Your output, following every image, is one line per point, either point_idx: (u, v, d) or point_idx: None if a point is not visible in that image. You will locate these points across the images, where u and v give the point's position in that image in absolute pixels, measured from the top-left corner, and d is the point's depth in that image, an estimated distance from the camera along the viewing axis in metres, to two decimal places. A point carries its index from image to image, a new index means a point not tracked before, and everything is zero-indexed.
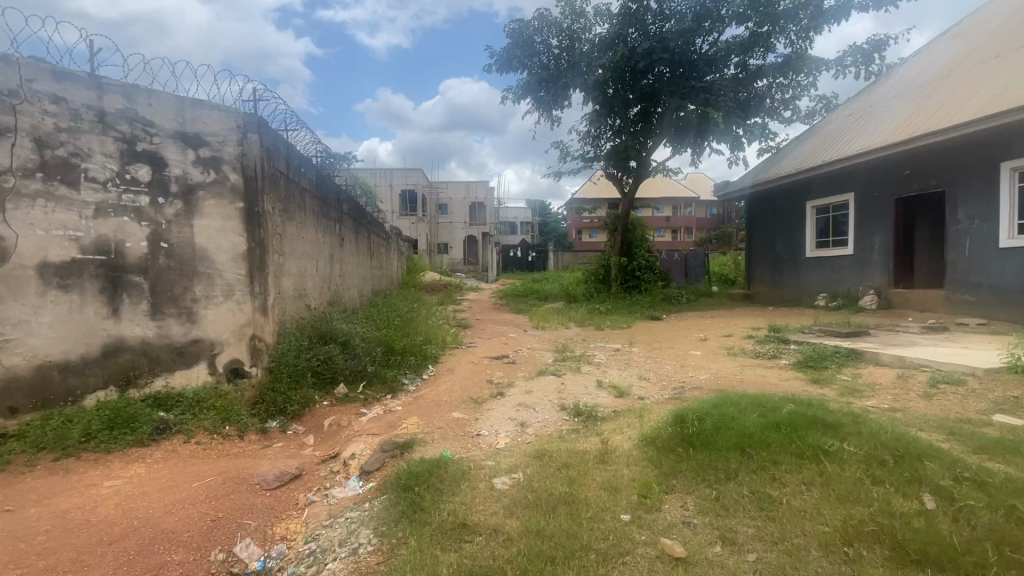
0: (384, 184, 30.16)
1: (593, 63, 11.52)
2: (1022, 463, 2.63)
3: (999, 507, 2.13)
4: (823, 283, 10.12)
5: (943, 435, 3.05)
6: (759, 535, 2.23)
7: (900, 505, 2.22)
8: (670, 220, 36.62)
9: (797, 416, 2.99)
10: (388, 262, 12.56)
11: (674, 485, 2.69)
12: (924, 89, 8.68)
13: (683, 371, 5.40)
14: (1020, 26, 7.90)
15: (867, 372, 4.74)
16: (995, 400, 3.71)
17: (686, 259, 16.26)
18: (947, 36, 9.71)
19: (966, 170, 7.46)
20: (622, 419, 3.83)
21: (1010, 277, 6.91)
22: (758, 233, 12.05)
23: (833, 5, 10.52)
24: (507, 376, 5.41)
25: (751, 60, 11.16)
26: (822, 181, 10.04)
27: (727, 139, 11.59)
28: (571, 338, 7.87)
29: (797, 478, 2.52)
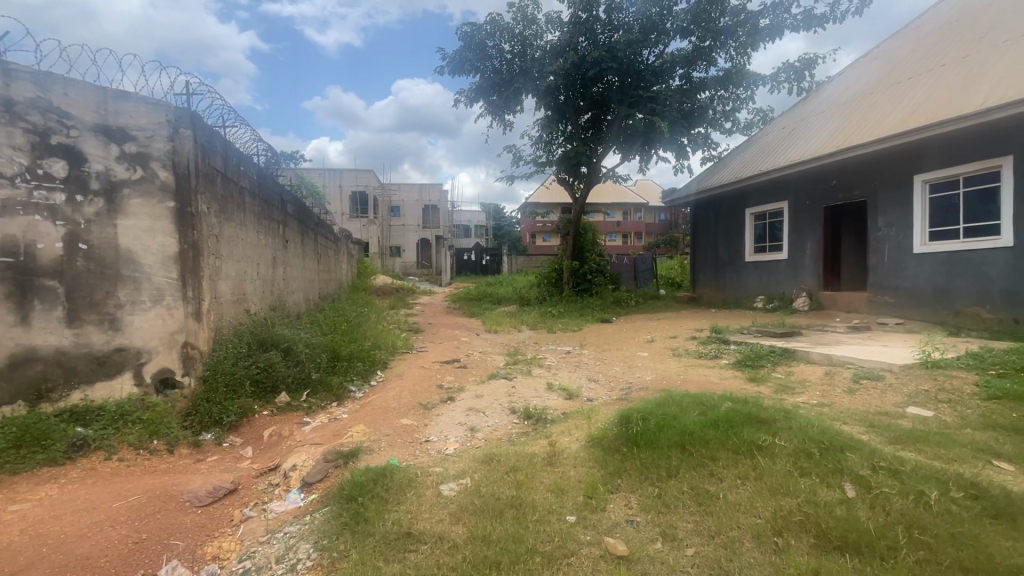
0: (333, 184, 29.42)
1: (544, 70, 11.69)
2: (931, 452, 2.86)
3: (909, 493, 2.30)
4: (761, 286, 10.68)
5: (864, 427, 3.28)
6: (698, 530, 2.32)
7: (824, 494, 2.36)
8: (621, 224, 37.66)
9: (734, 413, 3.13)
10: (336, 265, 12.22)
11: (618, 484, 2.75)
12: (848, 105, 9.37)
13: (630, 372, 5.54)
14: (927, 51, 8.70)
15: (799, 369, 5.03)
16: (910, 393, 4.03)
17: (635, 263, 16.78)
18: (866, 59, 10.55)
19: (885, 180, 8.07)
20: (571, 421, 3.88)
21: (923, 280, 7.54)
22: (702, 239, 12.58)
23: (768, 24, 11.15)
24: (457, 380, 5.36)
25: (694, 72, 11.65)
26: (760, 190, 10.61)
27: (673, 147, 12.04)
28: (523, 341, 7.93)
29: (732, 473, 2.63)
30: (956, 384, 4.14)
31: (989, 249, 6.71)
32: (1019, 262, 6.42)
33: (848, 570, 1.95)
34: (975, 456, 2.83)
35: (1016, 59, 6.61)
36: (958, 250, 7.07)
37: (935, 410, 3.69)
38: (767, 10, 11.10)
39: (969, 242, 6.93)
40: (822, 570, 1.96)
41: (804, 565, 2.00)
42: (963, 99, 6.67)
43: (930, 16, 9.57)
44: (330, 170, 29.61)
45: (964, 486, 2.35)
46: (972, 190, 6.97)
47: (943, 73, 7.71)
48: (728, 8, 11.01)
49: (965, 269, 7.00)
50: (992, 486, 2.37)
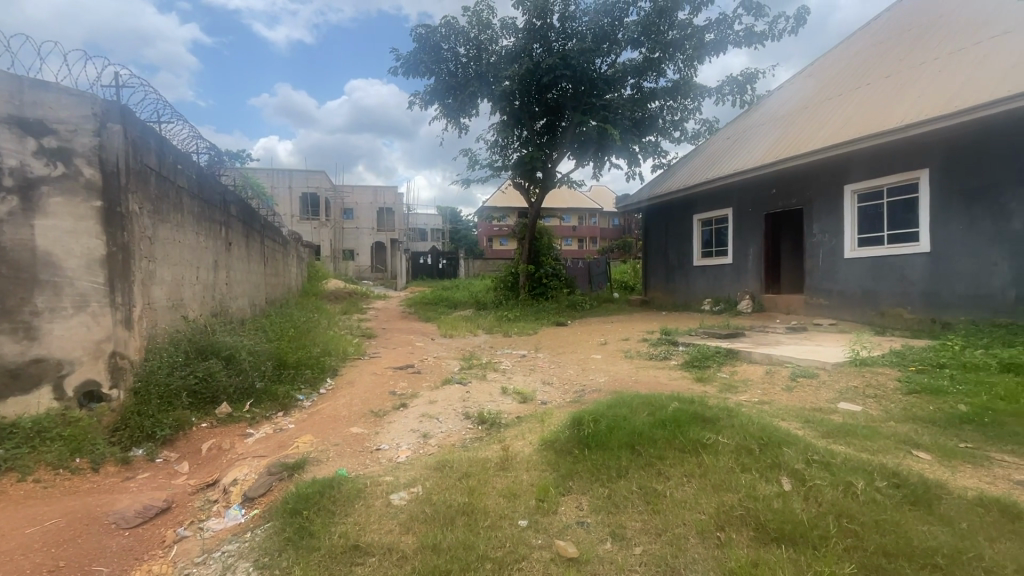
0: (282, 186, 28.44)
1: (499, 75, 11.76)
2: (859, 445, 3.05)
3: (840, 484, 2.44)
4: (708, 289, 11.12)
5: (800, 423, 3.47)
6: (645, 528, 2.37)
7: (762, 489, 2.47)
8: (576, 229, 38.31)
9: (680, 413, 3.22)
10: (285, 270, 11.78)
11: (570, 486, 2.77)
12: (787, 118, 9.91)
13: (584, 375, 5.62)
14: (856, 69, 9.34)
15: (742, 369, 5.26)
16: (840, 390, 4.30)
17: (589, 267, 17.15)
18: (802, 75, 11.23)
19: (818, 190, 8.60)
20: (525, 425, 3.88)
21: (854, 283, 8.06)
22: (653, 244, 12.98)
23: (713, 39, 11.67)
24: (411, 387, 5.26)
25: (645, 83, 12.01)
26: (706, 197, 11.05)
27: (625, 154, 12.36)
28: (479, 345, 7.90)
29: (679, 471, 2.70)
30: (881, 379, 4.45)
31: (910, 254, 7.27)
32: (936, 267, 6.98)
33: (784, 559, 2.05)
34: (897, 447, 3.05)
35: (931, 82, 7.21)
36: (883, 255, 7.61)
37: (863, 404, 3.95)
38: (711, 26, 11.62)
39: (892, 248, 7.49)
40: (760, 562, 2.05)
41: (744, 558, 2.08)
42: (886, 116, 7.21)
43: (857, 39, 10.31)
44: (279, 170, 28.55)
45: (887, 476, 2.52)
46: (894, 200, 7.54)
47: (869, 91, 8.30)
48: (675, 22, 11.45)
49: (890, 273, 7.54)
50: (911, 475, 2.55)
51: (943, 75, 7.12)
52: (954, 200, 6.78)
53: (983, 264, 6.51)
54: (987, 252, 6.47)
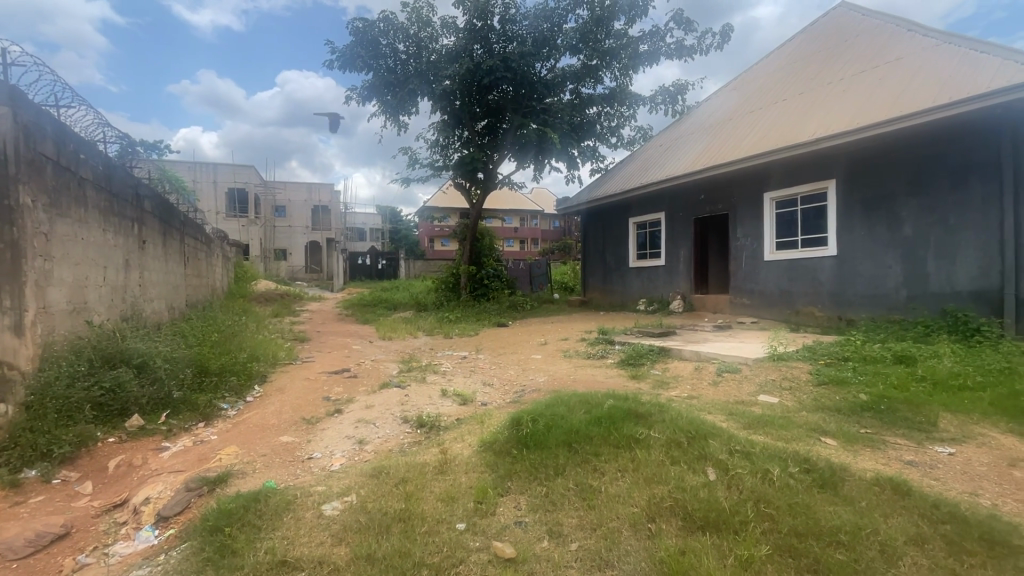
0: (206, 180, 26.64)
1: (439, 74, 11.67)
2: (774, 434, 3.29)
3: (759, 471, 2.62)
4: (642, 289, 11.58)
5: (725, 416, 3.69)
6: (581, 524, 2.42)
7: (690, 479, 2.59)
8: (518, 230, 38.67)
9: (615, 410, 3.33)
10: (209, 270, 11.02)
11: (509, 486, 2.78)
12: (714, 129, 10.51)
13: (524, 375, 5.67)
14: (773, 85, 10.08)
15: (673, 366, 5.52)
16: (760, 383, 4.61)
17: (530, 268, 17.39)
18: (727, 88, 11.97)
19: (740, 196, 9.17)
20: (464, 427, 3.86)
21: (772, 284, 8.68)
22: (591, 246, 13.34)
23: (647, 50, 12.16)
24: (346, 392, 5.08)
25: (583, 89, 12.33)
26: (641, 202, 11.49)
27: (564, 158, 12.62)
28: (418, 348, 7.76)
29: (613, 466, 2.79)
30: (795, 372, 4.83)
31: (820, 257, 7.93)
32: (841, 269, 7.66)
33: (708, 546, 2.16)
34: (807, 434, 3.32)
35: (837, 100, 7.90)
36: (797, 258, 8.26)
37: (780, 396, 4.26)
38: (645, 37, 12.10)
39: (805, 252, 8.15)
40: (687, 550, 2.15)
41: (673, 547, 2.18)
42: (798, 130, 7.83)
43: (774, 57, 11.11)
44: (202, 163, 26.68)
45: (799, 462, 2.73)
46: (807, 207, 8.21)
47: (784, 107, 8.98)
48: (612, 32, 11.83)
49: (803, 274, 8.19)
50: (819, 460, 2.78)
51: (846, 95, 7.84)
52: (856, 208, 7.48)
53: (880, 267, 7.22)
54: (884, 256, 7.19)
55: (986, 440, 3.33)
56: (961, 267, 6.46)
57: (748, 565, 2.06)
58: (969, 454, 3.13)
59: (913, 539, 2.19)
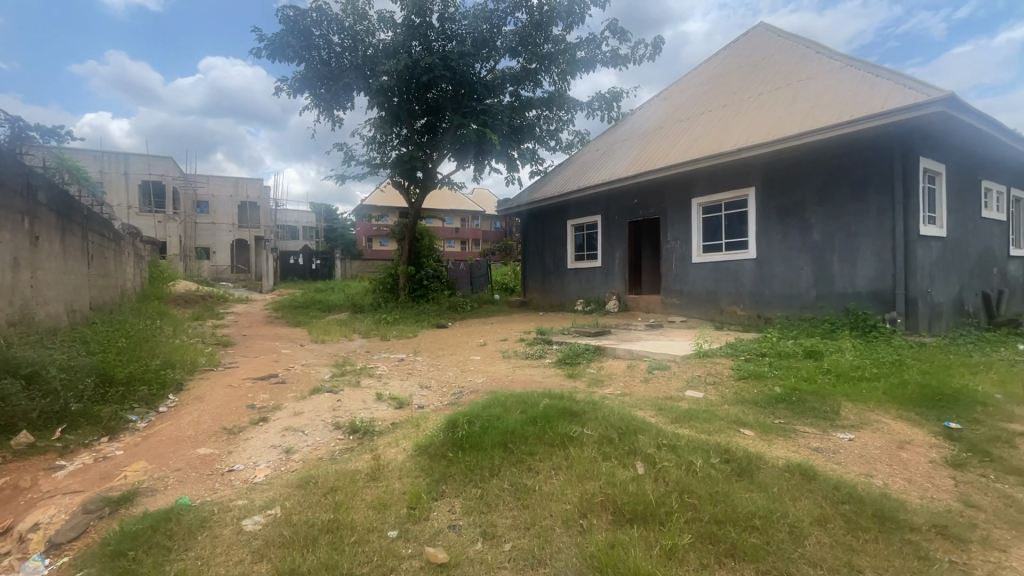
0: (115, 171, 24.48)
1: (376, 69, 11.38)
2: (699, 427, 3.47)
3: (684, 464, 2.74)
4: (580, 290, 11.86)
5: (654, 411, 3.86)
6: (515, 524, 2.43)
7: (620, 474, 2.68)
8: (459, 230, 38.40)
9: (550, 408, 3.37)
10: (118, 270, 10.10)
11: (444, 490, 2.74)
12: (647, 136, 10.94)
13: (462, 377, 5.62)
14: (701, 96, 10.64)
15: (607, 364, 5.68)
16: (688, 378, 4.86)
17: (471, 268, 17.34)
18: (659, 98, 12.51)
19: (671, 201, 9.60)
20: (399, 431, 3.77)
21: (699, 284, 9.16)
22: (531, 247, 13.51)
23: (584, 57, 12.46)
24: (273, 398, 4.81)
25: (522, 91, 12.44)
26: (579, 205, 11.76)
27: (504, 159, 12.68)
28: (353, 351, 7.50)
29: (548, 465, 2.83)
30: (719, 368, 5.12)
31: (741, 260, 8.49)
32: (760, 271, 8.22)
33: (636, 538, 2.23)
34: (728, 426, 3.53)
35: (757, 113, 8.45)
36: (722, 260, 8.77)
37: (705, 391, 4.50)
38: (582, 44, 12.39)
39: (728, 254, 8.68)
40: (617, 543, 2.21)
41: (603, 541, 2.23)
42: (723, 140, 8.31)
43: (702, 70, 11.75)
44: (111, 152, 24.39)
45: (720, 453, 2.89)
46: (730, 213, 8.76)
47: (710, 118, 9.50)
48: (550, 37, 12.01)
49: (727, 276, 8.70)
50: (738, 450, 2.96)
51: (765, 109, 8.41)
52: (773, 215, 8.07)
53: (794, 269, 7.82)
54: (796, 259, 7.79)
55: (879, 426, 3.70)
56: (861, 270, 7.14)
57: (672, 554, 2.15)
58: (866, 439, 3.46)
59: (818, 519, 2.38)
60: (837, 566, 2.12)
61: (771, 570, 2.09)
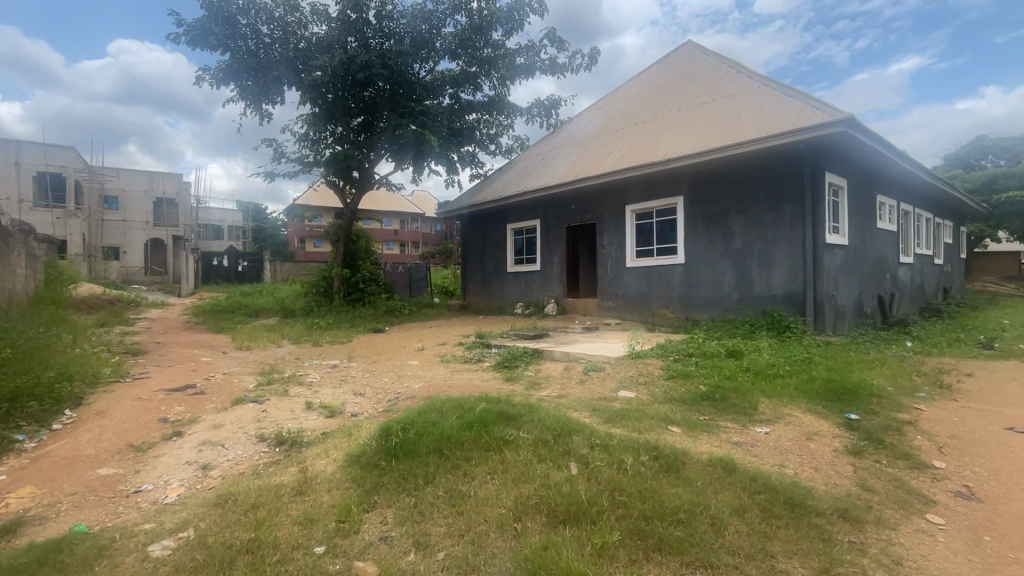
0: (4, 161, 21.83)
1: (309, 64, 10.94)
2: (630, 426, 3.59)
3: (615, 462, 2.82)
4: (519, 293, 11.97)
5: (589, 412, 3.95)
6: (449, 532, 2.39)
7: (554, 476, 2.71)
8: (398, 232, 37.60)
9: (487, 413, 3.37)
10: (5, 271, 8.99)
11: (375, 501, 2.66)
12: (585, 143, 11.24)
13: (398, 382, 5.48)
14: (635, 107, 11.09)
15: (545, 367, 5.76)
16: (621, 379, 5.03)
17: (409, 272, 17.11)
18: (595, 107, 12.90)
19: (606, 207, 9.91)
20: (330, 441, 3.61)
21: (633, 288, 9.51)
22: (470, 250, 13.48)
23: (523, 63, 12.61)
24: (190, 410, 4.47)
25: (462, 94, 12.38)
26: (518, 209, 11.87)
27: (443, 162, 12.57)
28: (282, 358, 7.12)
29: (483, 469, 2.81)
30: (650, 368, 5.34)
31: (671, 265, 8.92)
32: (688, 275, 8.67)
33: (569, 538, 2.27)
34: (657, 424, 3.68)
35: (685, 126, 8.93)
36: (654, 265, 9.16)
37: (637, 391, 4.67)
38: (521, 51, 12.54)
39: (659, 259, 9.09)
40: (549, 545, 2.23)
41: (537, 544, 2.24)
42: (654, 151, 8.70)
43: (636, 82, 12.25)
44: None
45: (650, 450, 2.99)
46: (660, 220, 9.18)
47: (643, 128, 9.92)
48: (490, 41, 12.05)
49: (658, 280, 9.10)
50: (665, 447, 3.09)
51: (692, 122, 8.90)
52: (699, 223, 8.54)
53: (718, 274, 8.31)
54: (720, 264, 8.29)
55: (791, 419, 3.99)
56: (776, 275, 7.71)
57: (603, 552, 2.20)
58: (779, 432, 3.73)
59: (737, 510, 2.53)
60: (753, 553, 2.25)
61: (694, 561, 2.19)
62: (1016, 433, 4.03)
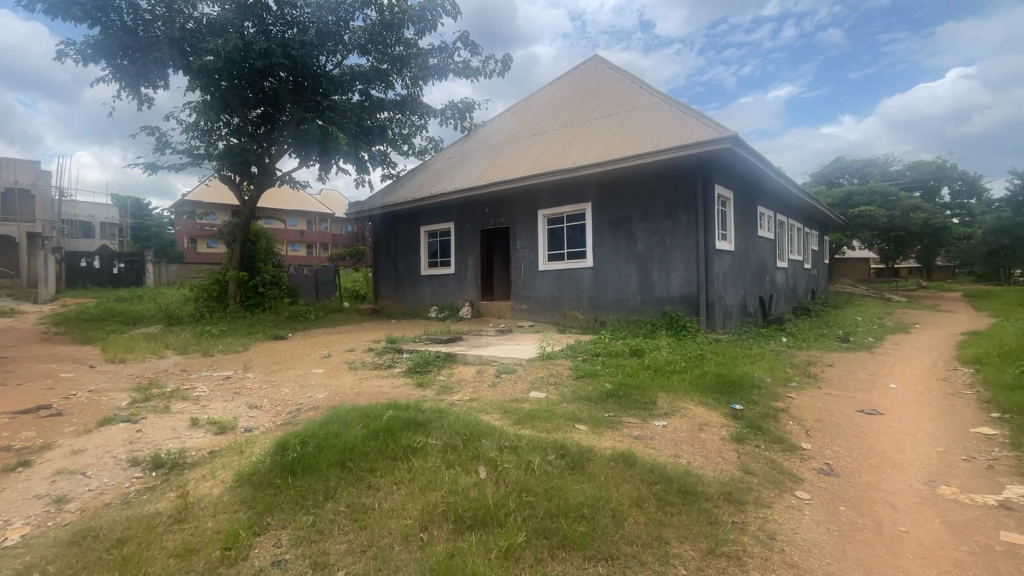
0: None
1: (198, 47, 9.98)
2: (538, 426, 3.66)
3: (523, 464, 2.85)
4: (433, 297, 11.80)
5: (499, 414, 3.97)
6: (350, 549, 2.27)
7: (462, 481, 2.67)
8: (304, 233, 35.49)
9: (394, 420, 3.25)
10: None
11: (268, 523, 2.45)
12: (498, 148, 11.36)
13: (301, 393, 5.13)
14: (546, 115, 11.43)
15: (457, 371, 5.71)
16: (533, 380, 5.12)
17: (316, 275, 16.21)
18: (509, 113, 13.13)
19: (519, 211, 10.06)
20: (218, 460, 3.29)
21: (544, 290, 9.75)
22: (382, 253, 13.07)
23: (436, 64, 12.47)
24: (43, 435, 3.84)
25: (372, 91, 11.96)
26: (432, 211, 11.69)
27: (352, 160, 12.06)
28: (164, 371, 6.37)
29: (389, 480, 2.71)
30: (560, 369, 5.49)
31: (580, 268, 9.27)
32: (596, 278, 9.07)
33: (474, 543, 2.25)
34: (565, 423, 3.78)
35: (592, 135, 9.35)
36: (564, 268, 9.46)
37: (547, 391, 4.78)
38: (434, 52, 12.40)
39: (570, 263, 9.40)
40: (455, 553, 2.19)
41: (442, 552, 2.20)
42: (563, 158, 9.02)
43: (546, 92, 12.64)
44: None
45: (556, 449, 3.06)
46: (570, 225, 9.52)
47: (554, 136, 10.21)
48: (402, 39, 11.78)
49: (569, 283, 9.42)
50: (572, 445, 3.18)
51: (598, 133, 9.34)
52: (606, 228, 8.97)
53: (623, 277, 8.78)
54: (625, 268, 8.77)
55: (685, 412, 4.31)
56: (674, 278, 8.30)
57: (509, 554, 2.21)
58: (675, 424, 4.00)
59: (636, 500, 2.66)
60: (649, 541, 2.38)
61: (596, 554, 2.27)
62: (865, 414, 4.68)
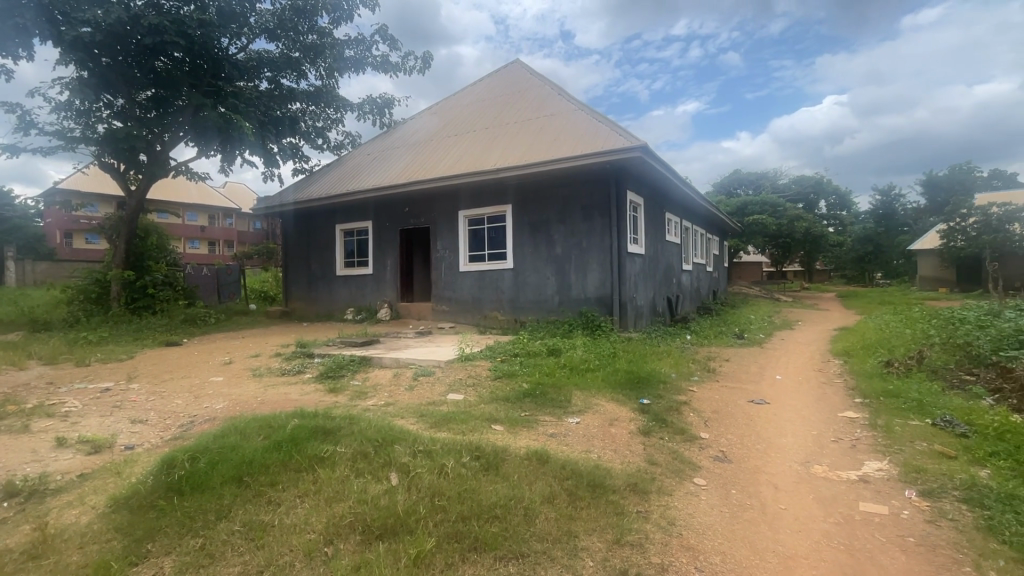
0: None
1: (72, 16, 8.78)
2: (454, 429, 3.63)
3: (436, 468, 2.80)
4: (349, 298, 11.33)
5: (415, 417, 3.89)
6: (245, 571, 2.11)
7: (371, 489, 2.58)
8: (205, 230, 32.58)
9: (298, 430, 3.06)
10: None
11: (149, 550, 2.22)
12: (418, 146, 11.16)
13: (195, 404, 4.68)
14: (468, 116, 11.39)
15: (373, 375, 5.51)
16: (451, 382, 5.07)
17: (217, 274, 14.91)
18: (429, 112, 12.94)
19: (438, 212, 9.94)
20: (90, 483, 2.91)
21: (465, 291, 9.70)
22: (293, 252, 12.34)
23: (352, 56, 11.99)
24: None
25: (282, 80, 11.23)
26: (348, 209, 11.22)
27: (259, 152, 11.27)
28: (24, 384, 5.53)
29: (292, 493, 2.55)
30: (479, 370, 5.49)
31: (501, 270, 9.34)
32: (516, 279, 9.20)
33: (383, 554, 2.17)
34: (482, 424, 3.78)
35: (513, 138, 9.47)
36: (485, 269, 9.48)
37: (466, 393, 4.76)
38: (350, 43, 11.91)
39: (490, 264, 9.44)
40: (362, 565, 2.11)
41: (348, 566, 2.11)
42: (484, 160, 9.05)
43: (468, 93, 12.63)
44: None
45: (471, 451, 3.05)
46: (491, 226, 9.56)
47: (474, 137, 10.21)
48: (315, 27, 11.19)
49: (489, 284, 9.45)
50: (487, 446, 3.18)
51: (519, 136, 9.48)
52: (525, 230, 9.12)
53: (542, 278, 8.98)
54: (544, 269, 8.97)
55: (597, 408, 4.47)
56: (590, 279, 8.63)
57: (418, 562, 2.16)
58: (587, 421, 4.15)
59: (547, 497, 2.72)
60: (559, 536, 2.44)
61: (507, 554, 2.28)
62: (755, 405, 5.14)
